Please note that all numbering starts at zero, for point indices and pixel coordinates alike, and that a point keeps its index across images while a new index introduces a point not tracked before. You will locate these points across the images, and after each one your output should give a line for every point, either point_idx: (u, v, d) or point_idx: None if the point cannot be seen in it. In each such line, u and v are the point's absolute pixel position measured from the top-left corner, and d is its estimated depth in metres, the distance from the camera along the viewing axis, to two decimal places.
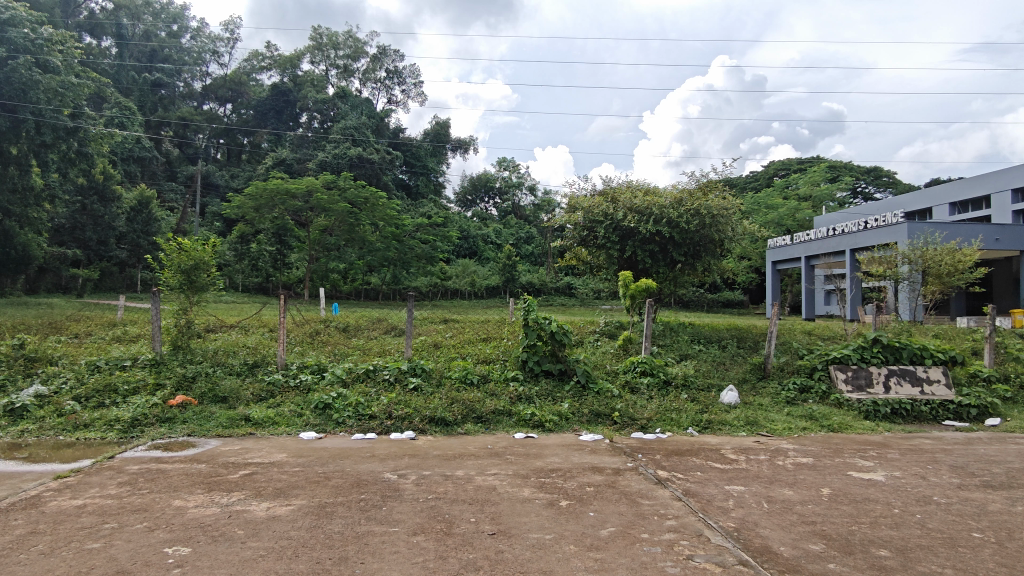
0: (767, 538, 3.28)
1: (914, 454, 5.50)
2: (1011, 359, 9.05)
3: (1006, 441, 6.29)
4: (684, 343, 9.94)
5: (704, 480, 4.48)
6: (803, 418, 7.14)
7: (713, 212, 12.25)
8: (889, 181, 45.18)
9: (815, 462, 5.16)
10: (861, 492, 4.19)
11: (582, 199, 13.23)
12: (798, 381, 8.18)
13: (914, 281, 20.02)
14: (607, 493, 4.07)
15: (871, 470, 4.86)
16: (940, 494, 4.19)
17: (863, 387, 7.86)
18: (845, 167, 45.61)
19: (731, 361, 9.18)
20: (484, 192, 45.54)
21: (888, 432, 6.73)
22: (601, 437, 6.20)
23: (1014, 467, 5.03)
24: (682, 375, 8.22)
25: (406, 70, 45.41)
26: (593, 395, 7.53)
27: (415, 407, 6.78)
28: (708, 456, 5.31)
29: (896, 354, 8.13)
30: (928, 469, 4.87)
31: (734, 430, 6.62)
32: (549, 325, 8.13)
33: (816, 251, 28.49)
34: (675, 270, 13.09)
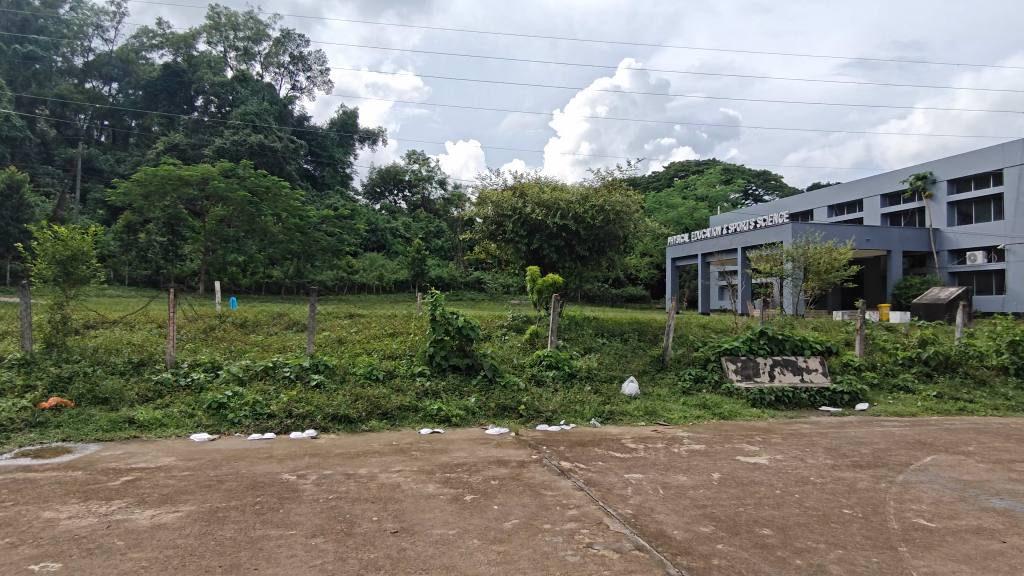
0: (662, 523, 3.42)
1: (795, 438, 5.92)
2: (878, 349, 9.96)
3: (874, 424, 6.90)
4: (588, 336, 10.20)
5: (605, 469, 4.61)
6: (697, 407, 7.52)
7: (616, 209, 12.66)
8: (776, 185, 48.39)
9: (706, 448, 5.45)
10: (747, 476, 4.46)
11: (492, 193, 13.22)
12: (693, 372, 8.59)
13: (797, 277, 21.55)
14: (512, 486, 4.11)
15: (756, 454, 5.19)
16: (817, 474, 4.54)
17: (751, 376, 8.40)
18: (738, 169, 48.40)
19: (632, 354, 9.52)
20: (393, 184, 44.71)
21: (773, 419, 7.23)
22: (507, 430, 6.24)
23: (880, 447, 5.53)
24: (586, 367, 8.44)
25: (312, 56, 43.77)
26: (500, 388, 7.60)
27: (317, 405, 6.56)
28: (610, 446, 5.48)
29: (781, 346, 8.80)
30: (807, 452, 5.26)
31: (634, 420, 6.87)
32: (457, 320, 8.12)
33: (712, 249, 30.10)
34: (581, 265, 13.37)
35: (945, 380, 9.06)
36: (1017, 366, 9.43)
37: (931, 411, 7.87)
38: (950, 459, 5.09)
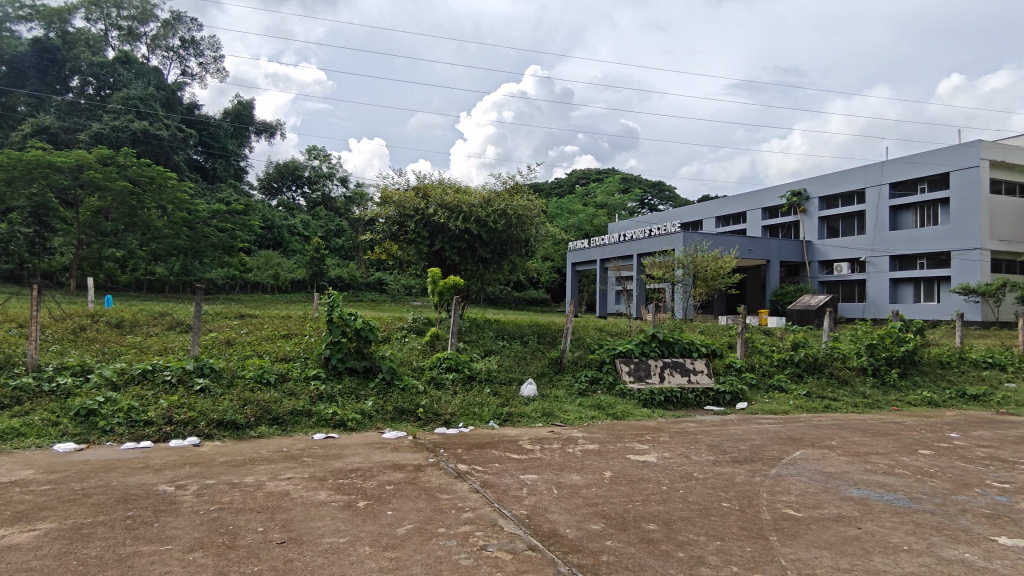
0: (555, 522, 3.49)
1: (681, 436, 6.23)
2: (756, 351, 10.69)
3: (751, 422, 7.39)
4: (489, 339, 10.25)
5: (501, 471, 4.64)
6: (592, 408, 7.75)
7: (519, 213, 12.85)
8: (670, 196, 50.89)
9: (600, 447, 5.62)
10: (636, 474, 4.64)
11: (395, 193, 12.96)
12: (589, 374, 8.82)
13: (687, 283, 22.74)
14: (407, 490, 4.05)
15: (646, 453, 5.42)
16: (700, 470, 4.79)
17: (643, 377, 8.76)
18: (635, 179, 50.43)
19: (531, 356, 9.64)
20: (291, 180, 42.94)
21: (662, 418, 7.58)
22: (404, 434, 6.15)
23: (756, 444, 5.92)
24: (486, 369, 8.47)
25: (204, 41, 41.25)
26: (398, 392, 7.47)
27: (201, 410, 6.17)
28: (507, 447, 5.52)
29: (670, 349, 9.32)
30: (691, 450, 5.54)
31: (532, 421, 6.98)
32: (355, 322, 7.90)
33: (610, 255, 31.20)
34: (483, 268, 13.44)
35: (813, 380, 9.84)
36: (873, 368, 10.34)
37: (801, 409, 8.54)
38: (816, 453, 5.54)
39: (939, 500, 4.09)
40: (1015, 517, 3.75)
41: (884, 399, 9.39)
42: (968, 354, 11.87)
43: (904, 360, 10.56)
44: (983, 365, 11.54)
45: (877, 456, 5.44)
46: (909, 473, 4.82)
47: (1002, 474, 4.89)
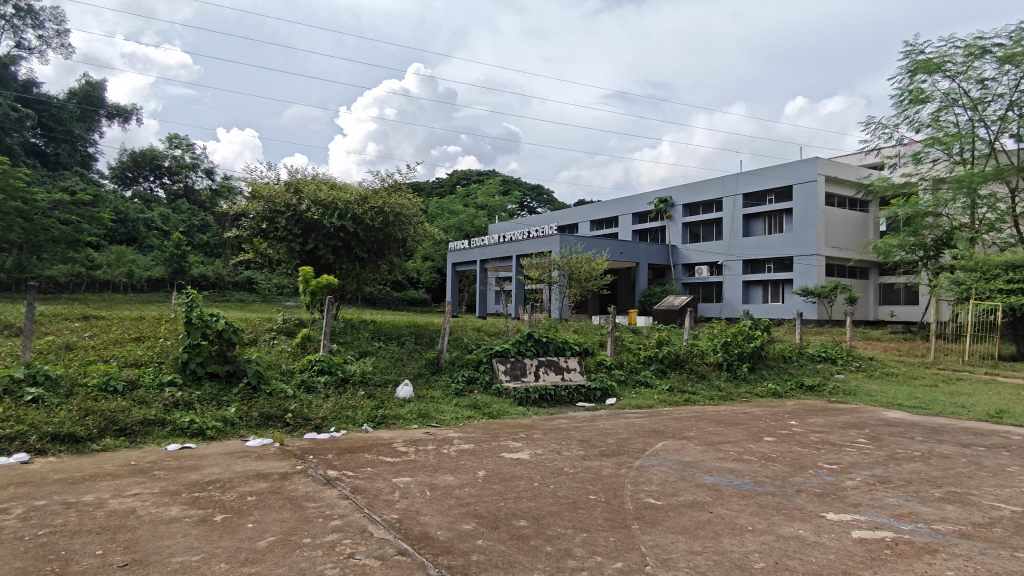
0: (426, 524, 3.44)
1: (554, 433, 6.39)
2: (625, 349, 11.21)
3: (618, 417, 7.76)
4: (364, 340, 9.96)
5: (372, 475, 4.52)
6: (468, 408, 7.78)
7: (396, 211, 12.66)
8: (548, 199, 52.32)
9: (474, 447, 5.64)
10: (510, 471, 4.70)
11: (264, 187, 12.27)
12: (465, 374, 8.84)
13: (562, 284, 23.46)
14: (270, 501, 3.83)
15: (519, 450, 5.51)
16: (569, 465, 4.95)
17: (519, 376, 8.90)
18: (514, 181, 51.30)
19: (408, 358, 9.49)
20: (149, 169, 39.46)
21: (536, 416, 7.74)
22: (270, 441, 5.84)
23: (623, 437, 6.23)
24: (360, 372, 8.23)
25: (45, 11, 36.87)
26: (265, 397, 7.06)
27: (32, 423, 5.48)
28: (380, 450, 5.40)
29: (545, 348, 9.54)
30: (563, 446, 5.71)
31: (407, 423, 6.88)
32: (217, 323, 7.35)
33: (489, 256, 31.55)
34: (359, 267, 13.07)
35: (675, 375, 10.50)
36: (727, 363, 11.17)
37: (665, 403, 9.08)
38: (676, 444, 5.89)
39: (779, 482, 4.49)
40: (839, 494, 4.20)
41: (737, 391, 10.21)
42: (805, 349, 13.20)
43: (753, 355, 11.54)
44: (817, 359, 12.87)
45: (729, 444, 5.90)
46: (755, 459, 5.27)
47: (830, 456, 5.47)
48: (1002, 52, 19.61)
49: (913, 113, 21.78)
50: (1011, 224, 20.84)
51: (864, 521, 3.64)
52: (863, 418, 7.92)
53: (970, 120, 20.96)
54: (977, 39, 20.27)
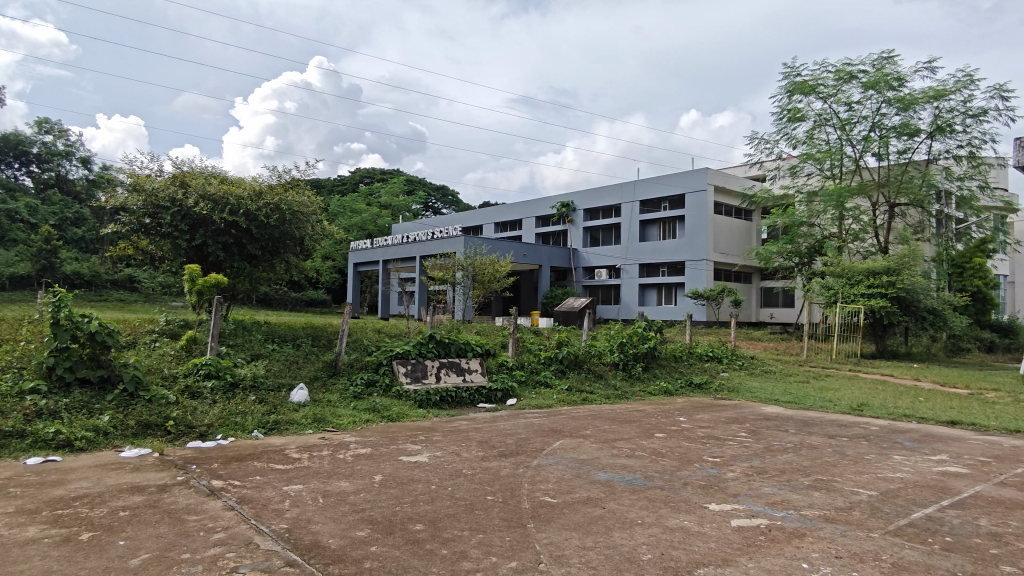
0: (317, 533, 3.33)
1: (454, 435, 6.37)
2: (526, 350, 11.37)
3: (519, 417, 7.84)
4: (256, 343, 9.49)
5: (261, 484, 4.31)
6: (366, 411, 7.60)
7: (293, 208, 12.18)
8: (453, 200, 52.21)
9: (371, 451, 5.51)
10: (408, 475, 4.63)
11: (145, 179, 11.40)
12: (364, 376, 8.64)
13: (466, 285, 23.49)
14: (146, 515, 3.57)
15: (418, 453, 5.45)
16: (468, 466, 4.95)
17: (419, 378, 8.81)
18: (419, 181, 50.76)
19: (303, 360, 9.16)
20: (13, 155, 35.74)
21: (436, 418, 7.68)
22: (148, 451, 5.43)
23: (522, 437, 6.31)
24: (251, 376, 7.84)
25: None
26: (143, 404, 6.55)
27: None
28: (271, 458, 5.16)
29: (446, 349, 9.47)
30: (462, 447, 5.71)
31: (301, 429, 6.61)
32: (89, 324, 6.72)
33: (392, 256, 31.07)
34: (250, 265, 12.42)
35: (574, 375, 10.76)
36: (623, 363, 11.57)
37: (563, 403, 9.28)
38: (572, 443, 6.02)
39: (667, 476, 4.71)
40: (721, 486, 4.46)
41: (631, 390, 10.62)
42: (694, 349, 13.91)
43: (646, 355, 12.02)
44: (705, 358, 13.60)
45: (622, 441, 6.12)
46: (646, 455, 5.48)
47: (714, 450, 5.81)
48: (867, 78, 21.60)
49: (790, 130, 23.51)
50: (872, 235, 22.76)
51: (742, 510, 3.88)
52: (744, 413, 8.46)
53: (839, 138, 22.90)
54: (845, 65, 22.20)
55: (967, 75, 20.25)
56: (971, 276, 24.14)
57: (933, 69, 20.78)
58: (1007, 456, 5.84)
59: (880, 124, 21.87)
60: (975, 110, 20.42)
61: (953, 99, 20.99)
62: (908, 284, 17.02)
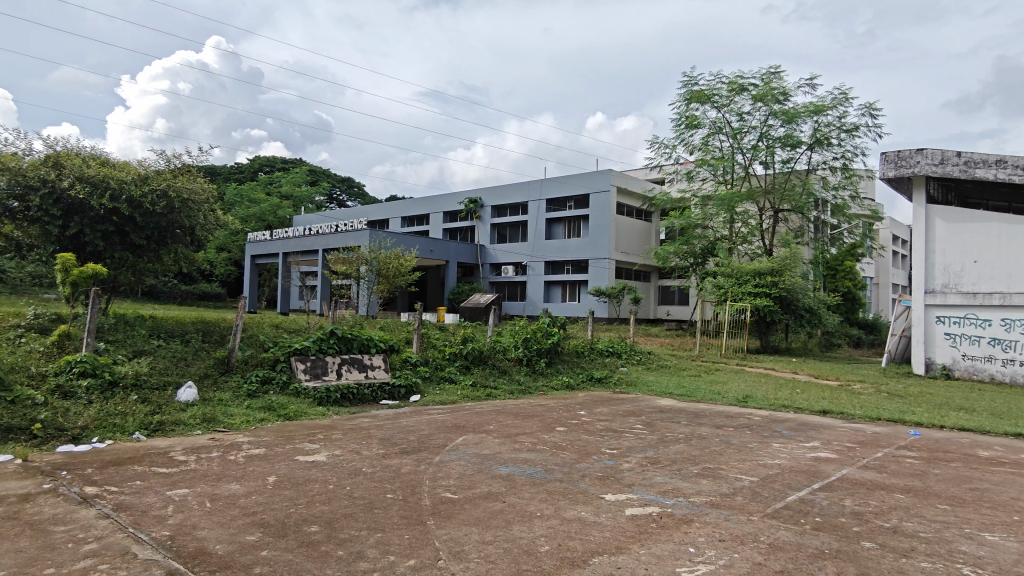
0: (203, 539, 3.15)
1: (353, 433, 6.21)
2: (430, 346, 11.27)
3: (422, 414, 7.76)
4: (139, 338, 8.84)
5: (141, 489, 4.02)
6: (261, 410, 7.28)
7: (183, 196, 11.47)
8: (358, 193, 50.95)
9: (265, 451, 5.27)
10: (304, 475, 4.47)
11: (9, 156, 10.28)
12: (260, 374, 8.27)
13: (371, 280, 23.05)
14: (4, 528, 3.23)
15: (315, 452, 5.27)
16: (368, 464, 4.84)
17: (319, 375, 8.53)
18: (322, 171, 49.10)
19: (193, 357, 8.63)
20: None
21: (336, 416, 7.47)
22: (8, 458, 4.91)
23: (424, 433, 6.25)
24: (133, 373, 7.29)
25: None
26: (4, 406, 5.92)
27: None
28: (153, 461, 4.82)
29: (348, 345, 9.16)
30: (362, 445, 5.58)
31: (189, 429, 6.23)
32: None
33: (293, 249, 29.93)
34: (133, 255, 11.54)
35: (478, 371, 10.80)
36: (527, 358, 11.73)
37: (466, 398, 9.29)
38: (475, 438, 6.04)
39: (566, 469, 4.81)
40: (617, 477, 4.61)
41: (534, 385, 10.81)
42: (596, 344, 14.30)
43: (550, 350, 12.24)
44: (605, 353, 14.04)
45: (524, 436, 6.20)
46: (546, 448, 5.58)
47: (612, 442, 6.01)
48: (756, 91, 23.02)
49: (688, 136, 24.67)
50: (759, 237, 24.39)
51: (636, 499, 4.04)
52: (640, 406, 8.82)
53: (731, 146, 24.27)
54: (738, 77, 23.53)
55: (842, 93, 21.99)
56: (843, 278, 26.36)
57: (813, 86, 22.45)
58: (869, 441, 6.42)
59: (767, 135, 23.38)
60: (848, 126, 22.24)
61: (831, 114, 22.76)
62: (789, 284, 18.34)
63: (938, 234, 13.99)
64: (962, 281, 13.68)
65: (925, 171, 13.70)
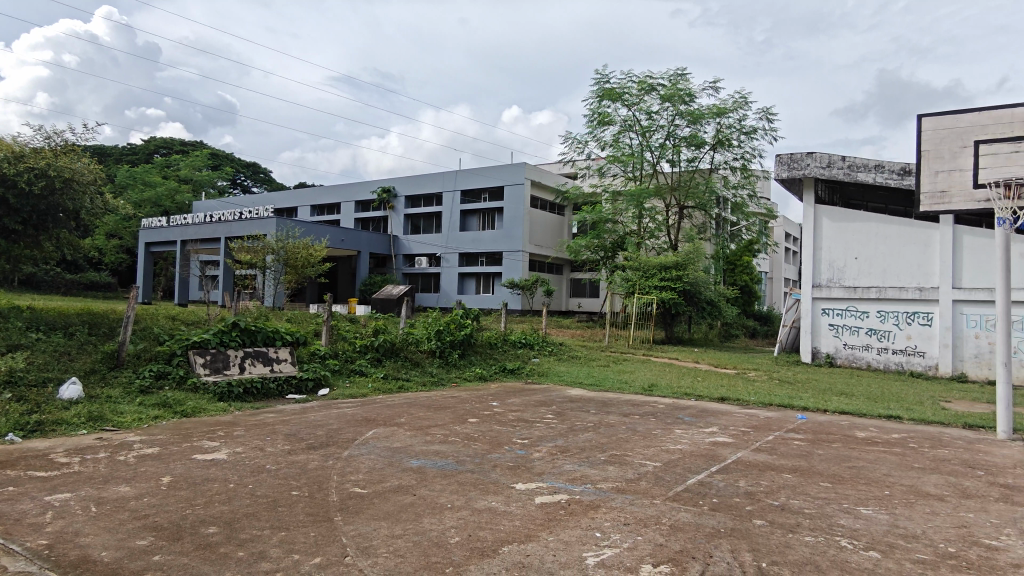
0: (86, 547, 2.93)
1: (257, 429, 5.97)
2: (340, 338, 10.98)
3: (331, 408, 7.56)
4: (15, 331, 8.08)
5: (15, 496, 3.68)
6: (155, 407, 6.85)
7: (66, 176, 10.57)
8: (264, 179, 48.80)
9: (159, 450, 4.97)
10: (202, 474, 4.26)
11: None
12: (154, 368, 7.78)
13: (278, 270, 22.22)
14: None
15: (215, 450, 5.01)
16: (272, 461, 4.66)
17: (220, 369, 8.12)
18: (225, 155, 46.62)
19: (77, 351, 8.00)
20: None
21: (238, 412, 7.14)
22: None
23: (333, 428, 6.09)
24: (6, 370, 6.64)
25: None
26: None
27: None
28: (29, 465, 4.42)
29: (252, 337, 8.72)
30: (266, 441, 5.36)
31: (72, 429, 5.76)
32: None
33: (192, 236, 28.30)
34: (7, 242, 10.51)
35: (390, 364, 10.63)
36: (440, 350, 11.65)
37: (378, 391, 9.13)
38: (386, 431, 5.96)
39: (477, 459, 4.83)
40: (527, 466, 4.68)
41: (447, 376, 10.79)
42: (509, 336, 14.40)
43: (463, 342, 12.21)
44: (519, 345, 14.18)
45: (436, 428, 6.17)
46: (458, 440, 5.58)
47: (523, 432, 6.08)
48: (664, 91, 23.87)
49: (599, 132, 25.26)
50: (665, 233, 25.39)
51: (546, 488, 4.12)
52: (552, 396, 8.99)
53: (640, 143, 25.07)
54: (647, 77, 24.29)
55: (742, 96, 23.18)
56: (741, 272, 28.02)
57: (717, 89, 23.54)
58: (762, 426, 6.85)
59: (674, 134, 24.31)
60: (747, 128, 23.50)
61: (732, 117, 23.96)
62: (692, 278, 19.22)
63: (825, 232, 15.02)
64: (844, 275, 14.77)
65: (813, 173, 14.72)
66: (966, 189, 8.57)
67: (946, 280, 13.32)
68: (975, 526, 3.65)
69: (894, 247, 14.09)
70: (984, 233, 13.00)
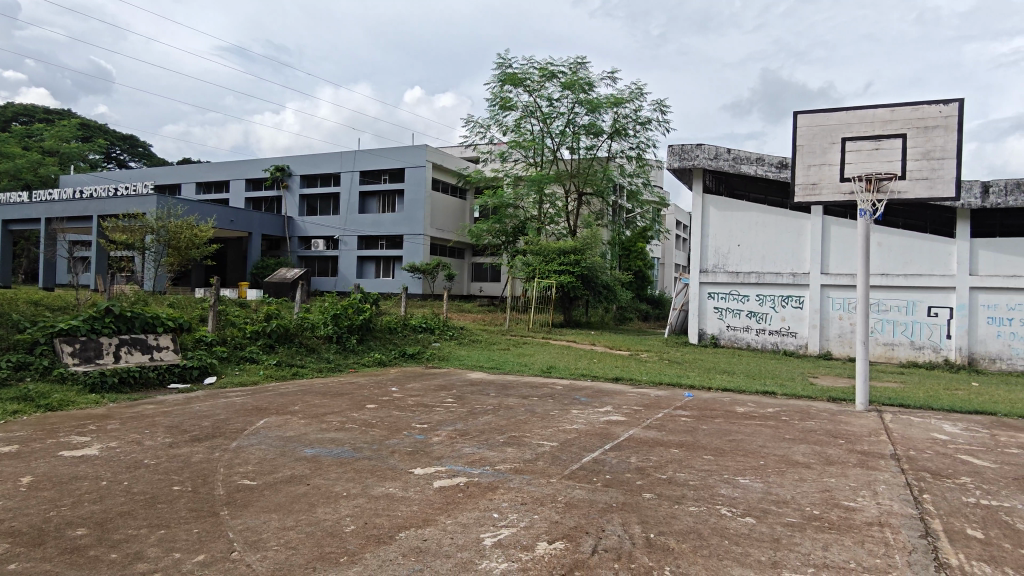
0: None
1: (134, 422, 5.56)
2: (229, 324, 10.39)
3: (218, 397, 7.17)
4: None
5: None
6: (14, 401, 6.21)
7: None
8: (143, 154, 45.17)
9: (18, 448, 4.51)
10: (69, 472, 3.91)
11: None
12: (12, 359, 7.05)
13: (158, 252, 20.70)
14: None
15: (85, 446, 4.62)
16: (151, 456, 4.35)
17: (91, 359, 7.49)
18: (97, 126, 42.67)
19: None
20: None
21: (112, 403, 6.62)
22: None
23: (221, 418, 5.79)
24: None
25: None
26: None
27: None
28: None
29: (128, 324, 8.05)
30: (145, 434, 5.00)
31: None
32: None
33: (58, 213, 25.80)
34: None
35: (283, 350, 10.21)
36: (337, 336, 11.34)
37: (269, 378, 8.77)
38: (278, 420, 5.73)
39: (375, 446, 4.75)
40: (426, 451, 4.65)
41: (344, 362, 10.53)
42: (409, 320, 14.23)
43: (361, 328, 11.90)
44: (419, 329, 14.04)
45: (332, 415, 6.00)
46: (355, 427, 5.45)
47: (422, 417, 6.04)
48: (564, 79, 24.27)
49: (501, 117, 25.31)
50: (565, 219, 25.91)
51: (444, 471, 4.12)
52: (452, 380, 9.01)
53: (541, 130, 25.37)
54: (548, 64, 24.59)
55: (638, 88, 23.96)
56: (635, 257, 29.15)
57: (614, 80, 24.21)
58: (652, 404, 7.20)
59: (574, 122, 24.79)
60: (642, 119, 24.35)
61: (628, 107, 24.72)
62: (589, 263, 19.78)
63: (712, 221, 15.85)
64: (728, 261, 15.68)
65: (702, 164, 15.53)
66: (834, 182, 9.46)
67: (815, 266, 14.52)
68: (836, 490, 4.02)
69: (772, 235, 15.16)
70: (848, 223, 14.31)
